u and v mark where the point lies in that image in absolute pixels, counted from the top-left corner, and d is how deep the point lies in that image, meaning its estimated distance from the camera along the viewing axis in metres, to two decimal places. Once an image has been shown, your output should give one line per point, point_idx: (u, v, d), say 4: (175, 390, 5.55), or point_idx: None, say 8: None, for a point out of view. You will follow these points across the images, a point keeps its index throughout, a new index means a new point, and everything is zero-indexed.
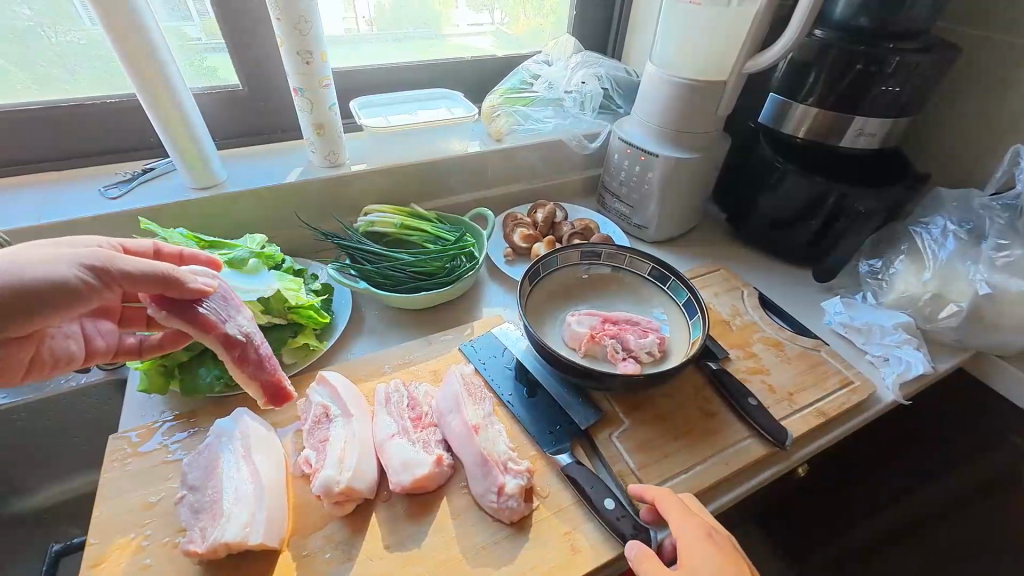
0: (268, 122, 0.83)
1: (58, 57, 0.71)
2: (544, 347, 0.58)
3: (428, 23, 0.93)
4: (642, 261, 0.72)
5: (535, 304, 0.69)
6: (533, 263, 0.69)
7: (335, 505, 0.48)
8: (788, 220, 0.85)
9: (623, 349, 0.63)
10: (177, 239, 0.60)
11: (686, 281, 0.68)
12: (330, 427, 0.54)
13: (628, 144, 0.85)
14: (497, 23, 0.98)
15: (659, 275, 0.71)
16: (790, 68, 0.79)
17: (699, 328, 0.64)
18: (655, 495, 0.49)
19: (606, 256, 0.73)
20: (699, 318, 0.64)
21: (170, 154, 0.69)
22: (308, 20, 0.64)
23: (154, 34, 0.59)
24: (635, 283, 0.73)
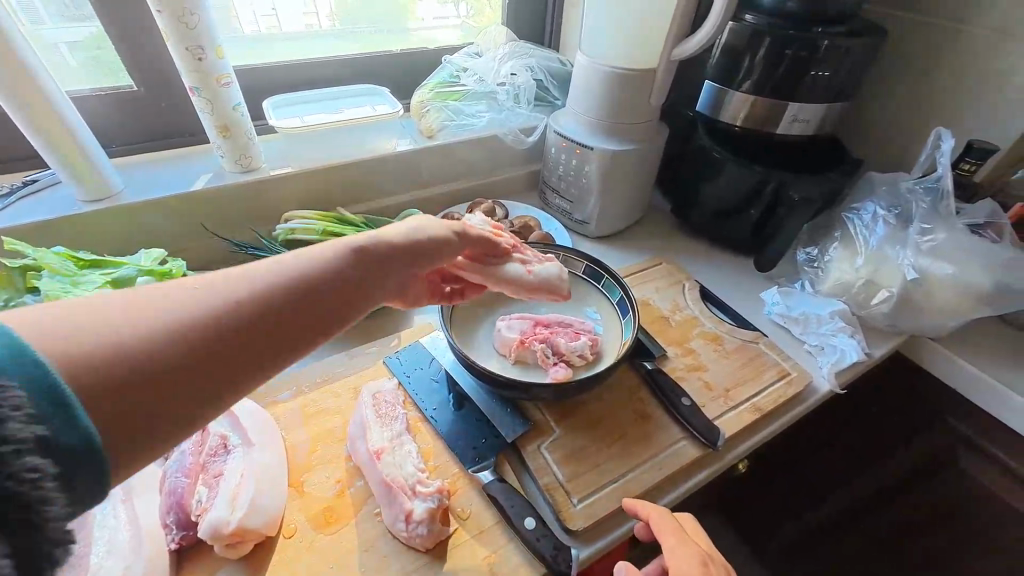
0: (176, 124, 0.77)
1: None
2: (465, 358, 0.55)
3: (395, 19, 0.90)
4: (575, 260, 0.69)
5: (463, 309, 0.66)
6: None
7: (228, 547, 0.44)
8: (728, 210, 0.83)
9: (552, 353, 0.60)
10: (50, 258, 0.54)
11: (619, 279, 0.65)
12: (227, 459, 0.50)
13: (564, 137, 0.82)
14: (463, 16, 0.97)
15: (592, 274, 0.68)
16: (724, 55, 0.77)
17: (631, 327, 0.62)
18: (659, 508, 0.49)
19: (538, 255, 0.70)
20: (631, 318, 0.62)
21: (52, 164, 0.62)
22: (196, 12, 0.58)
23: (19, 35, 0.52)
24: (570, 282, 0.71)
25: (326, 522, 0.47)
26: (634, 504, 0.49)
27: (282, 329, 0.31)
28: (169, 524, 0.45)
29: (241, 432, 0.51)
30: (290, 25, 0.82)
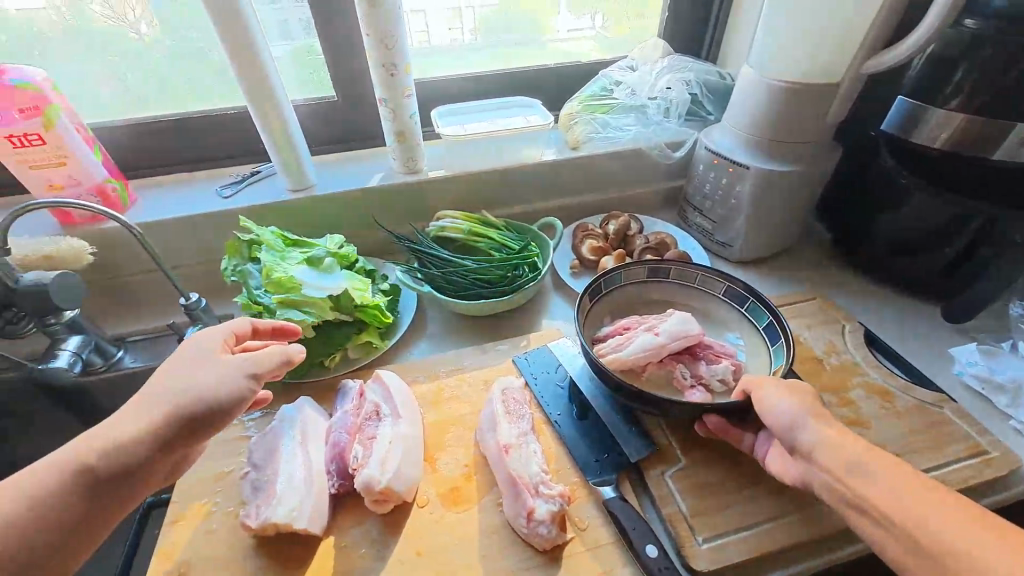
0: (360, 129, 0.90)
1: (216, 76, 0.81)
2: (600, 366, 0.54)
3: (532, 30, 0.94)
4: (715, 281, 0.65)
5: (594, 321, 0.64)
6: (593, 279, 0.64)
7: (375, 502, 0.49)
8: (913, 246, 0.71)
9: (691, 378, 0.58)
10: (266, 235, 0.66)
11: (767, 304, 0.60)
12: (378, 426, 0.56)
13: (715, 154, 0.78)
14: (599, 27, 0.96)
15: (735, 295, 0.64)
16: (929, 65, 0.66)
17: (783, 355, 0.56)
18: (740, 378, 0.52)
19: (673, 273, 0.67)
20: (783, 344, 0.57)
21: (273, 160, 0.77)
22: (394, 35, 0.67)
23: (266, 58, 0.66)
24: (707, 305, 0.67)
25: (453, 501, 0.51)
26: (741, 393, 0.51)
27: (136, 475, 0.40)
28: (331, 471, 0.53)
29: (390, 403, 0.58)
30: (437, 38, 0.90)
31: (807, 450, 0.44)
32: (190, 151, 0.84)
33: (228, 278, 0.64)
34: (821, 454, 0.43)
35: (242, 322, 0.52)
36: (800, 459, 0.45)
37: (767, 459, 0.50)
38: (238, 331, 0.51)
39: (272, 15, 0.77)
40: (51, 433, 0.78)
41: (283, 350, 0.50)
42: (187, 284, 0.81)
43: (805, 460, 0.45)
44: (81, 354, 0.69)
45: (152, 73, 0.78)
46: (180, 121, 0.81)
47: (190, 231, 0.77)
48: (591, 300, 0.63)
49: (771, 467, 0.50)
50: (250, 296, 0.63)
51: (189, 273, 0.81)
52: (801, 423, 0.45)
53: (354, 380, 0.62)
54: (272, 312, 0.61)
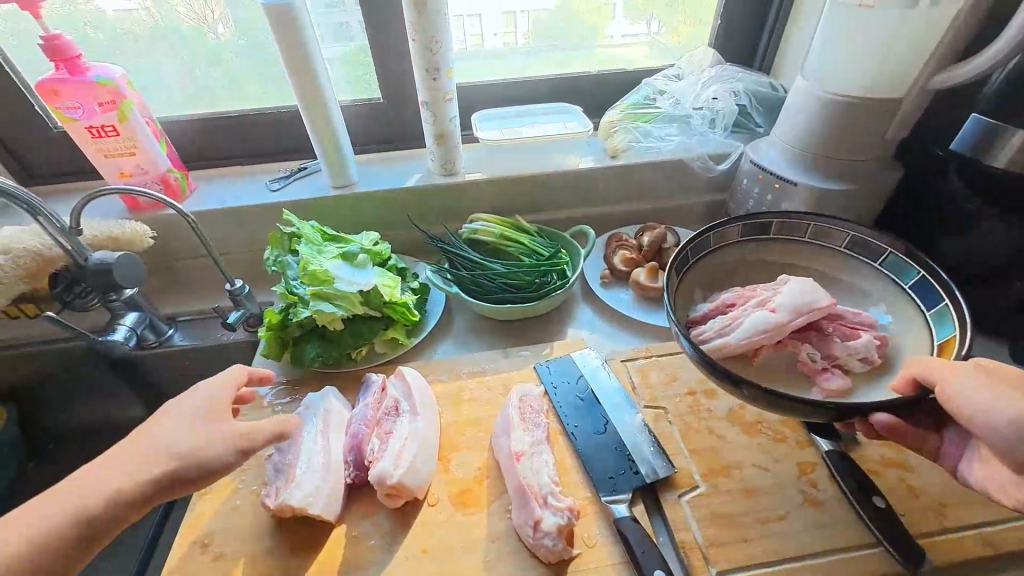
0: (404, 130, 0.92)
1: (274, 77, 0.86)
2: (700, 360, 0.48)
3: (586, 38, 0.93)
4: (837, 232, 0.60)
5: (685, 295, 0.59)
6: (682, 247, 0.58)
7: (387, 497, 0.51)
8: (979, 278, 0.66)
9: (820, 360, 0.54)
10: (307, 229, 0.69)
11: (915, 255, 0.54)
12: (396, 421, 0.57)
13: (761, 168, 0.75)
14: (654, 32, 0.94)
15: (866, 250, 0.59)
16: (1008, 82, 0.60)
17: (951, 322, 0.51)
18: (906, 365, 0.44)
19: (780, 229, 0.61)
20: (948, 307, 0.51)
21: (319, 158, 0.80)
22: (439, 40, 0.69)
23: (318, 60, 0.70)
24: (827, 258, 0.62)
25: (463, 503, 0.52)
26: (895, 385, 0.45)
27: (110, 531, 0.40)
28: (349, 461, 0.54)
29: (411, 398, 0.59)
30: (491, 42, 0.91)
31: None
32: (244, 146, 0.89)
33: (269, 268, 0.67)
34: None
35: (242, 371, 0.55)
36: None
37: (965, 471, 0.44)
38: (238, 380, 0.54)
39: (328, 20, 0.81)
40: (107, 399, 0.85)
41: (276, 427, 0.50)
42: (234, 270, 0.86)
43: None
44: (136, 330, 0.74)
45: (219, 72, 0.84)
46: (239, 118, 0.86)
47: (239, 221, 0.81)
48: (681, 274, 0.57)
49: (977, 479, 0.43)
50: (287, 287, 0.65)
51: (237, 260, 0.86)
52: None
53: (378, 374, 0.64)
54: (305, 303, 0.63)
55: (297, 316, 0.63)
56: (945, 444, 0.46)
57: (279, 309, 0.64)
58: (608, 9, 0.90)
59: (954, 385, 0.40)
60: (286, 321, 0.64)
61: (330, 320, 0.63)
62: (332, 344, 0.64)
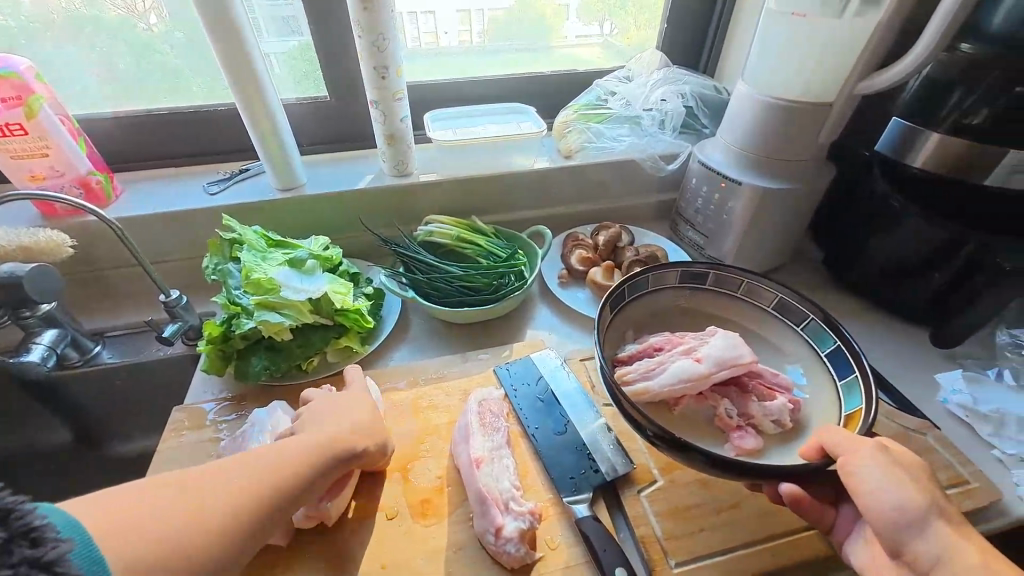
0: (354, 130, 0.89)
1: (208, 72, 0.80)
2: (622, 407, 0.48)
3: (542, 36, 0.94)
4: (764, 292, 0.61)
5: (616, 333, 0.60)
6: (618, 286, 0.59)
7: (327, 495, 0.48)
8: (902, 268, 0.71)
9: (735, 415, 0.54)
10: (249, 235, 0.65)
11: (836, 326, 0.55)
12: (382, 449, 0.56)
13: (708, 168, 0.77)
14: (608, 34, 0.96)
15: (783, 309, 0.60)
16: (923, 89, 0.65)
17: (858, 395, 0.51)
18: (819, 433, 0.44)
19: (714, 279, 0.63)
20: (856, 380, 0.52)
21: (262, 159, 0.76)
22: (386, 38, 0.67)
23: (257, 57, 0.66)
24: (753, 315, 0.63)
25: (423, 514, 0.50)
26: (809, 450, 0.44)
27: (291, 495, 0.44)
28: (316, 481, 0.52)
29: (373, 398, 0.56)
30: (448, 40, 0.90)
31: (920, 561, 0.37)
32: (178, 146, 0.83)
33: (208, 277, 0.63)
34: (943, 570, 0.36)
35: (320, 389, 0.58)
36: (904, 563, 0.39)
37: (850, 550, 0.45)
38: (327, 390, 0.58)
39: (264, 14, 0.77)
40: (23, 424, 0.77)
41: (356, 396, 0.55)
42: (172, 280, 0.80)
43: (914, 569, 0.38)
44: (56, 348, 0.68)
45: (148, 65, 0.77)
46: (171, 116, 0.80)
47: (173, 226, 0.76)
48: (615, 311, 0.58)
49: (857, 561, 0.44)
50: (228, 296, 0.61)
51: (174, 268, 0.80)
52: (913, 524, 0.37)
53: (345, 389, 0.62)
54: (249, 314, 0.60)
55: (240, 327, 0.59)
56: (839, 518, 0.46)
57: (220, 320, 0.60)
58: (563, 10, 0.91)
59: (858, 466, 0.40)
60: (229, 333, 0.60)
61: (276, 331, 0.60)
62: (280, 355, 0.61)
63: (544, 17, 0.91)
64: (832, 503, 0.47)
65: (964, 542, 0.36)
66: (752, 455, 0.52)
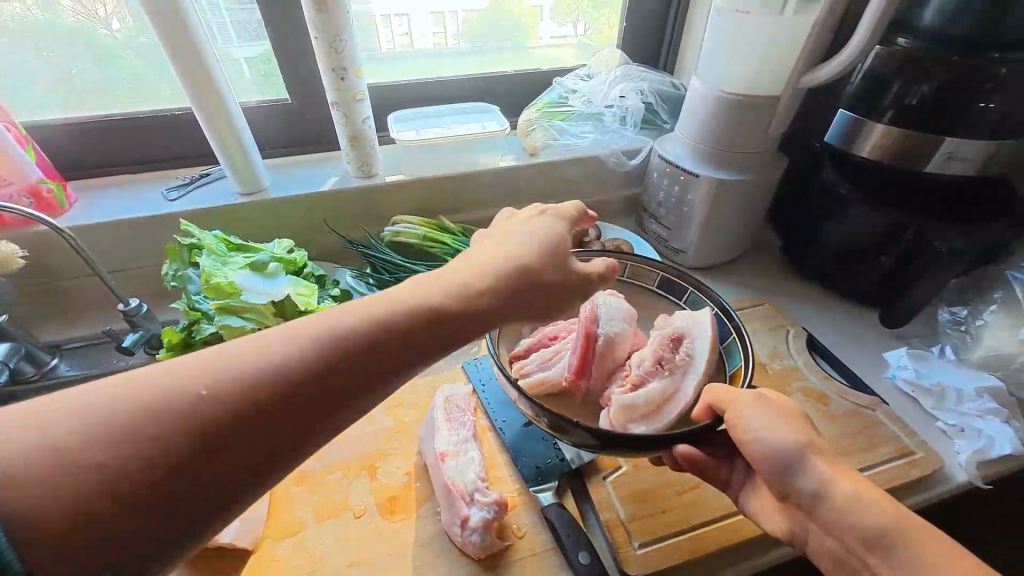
0: (317, 132, 0.89)
1: (165, 77, 0.79)
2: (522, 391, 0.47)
3: (518, 36, 0.95)
4: (648, 271, 0.60)
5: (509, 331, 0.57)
6: None
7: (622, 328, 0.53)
8: (852, 252, 0.74)
9: (644, 367, 0.50)
10: (208, 239, 0.64)
11: (712, 295, 0.55)
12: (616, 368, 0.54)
13: (668, 163, 0.79)
14: (582, 34, 0.97)
15: (669, 287, 0.59)
16: (865, 80, 0.68)
17: (737, 353, 0.51)
18: (709, 392, 0.45)
19: (630, 270, 0.60)
20: (734, 341, 0.51)
21: (222, 163, 0.75)
22: (343, 38, 0.67)
23: (213, 61, 0.65)
24: (641, 295, 0.62)
25: (391, 510, 0.50)
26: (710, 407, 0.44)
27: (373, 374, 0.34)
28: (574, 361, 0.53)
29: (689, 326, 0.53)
30: (420, 41, 0.91)
31: (805, 500, 0.39)
32: (138, 152, 0.82)
33: (168, 284, 0.62)
34: (826, 507, 0.37)
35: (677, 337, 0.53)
36: (793, 505, 0.40)
37: (743, 502, 0.46)
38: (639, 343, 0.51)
39: (227, 15, 0.76)
40: None
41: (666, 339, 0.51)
42: (132, 289, 0.78)
43: (800, 510, 0.40)
44: (8, 362, 0.65)
45: (105, 70, 0.76)
46: (128, 122, 0.78)
47: (130, 234, 0.74)
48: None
49: (752, 511, 0.45)
50: (189, 302, 0.60)
51: (133, 277, 0.78)
52: (796, 462, 0.39)
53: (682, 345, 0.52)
54: (210, 319, 0.59)
55: (202, 333, 0.58)
56: (733, 473, 0.47)
57: (181, 327, 0.59)
58: (537, 10, 0.93)
59: (741, 410, 0.42)
60: (190, 339, 0.59)
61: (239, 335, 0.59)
62: None
63: (515, 18, 0.92)
64: (727, 459, 0.47)
65: (837, 472, 0.38)
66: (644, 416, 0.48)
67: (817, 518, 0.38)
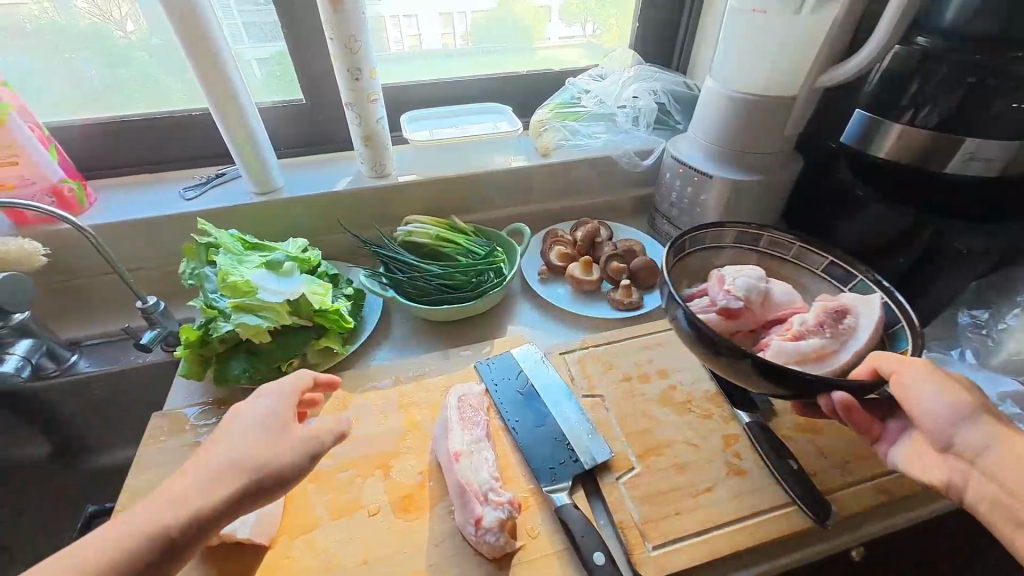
0: (331, 133, 0.89)
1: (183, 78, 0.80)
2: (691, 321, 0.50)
3: (523, 38, 0.95)
4: (815, 255, 0.61)
5: (673, 281, 0.60)
6: (679, 235, 0.60)
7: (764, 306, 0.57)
8: (868, 253, 0.74)
9: (805, 326, 0.53)
10: (225, 238, 0.65)
11: (880, 282, 0.55)
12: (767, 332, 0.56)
13: (681, 163, 0.79)
14: (590, 35, 0.97)
15: (843, 274, 0.60)
16: (883, 80, 0.67)
17: (905, 338, 0.51)
18: (869, 357, 0.45)
19: (795, 252, 0.63)
20: (902, 327, 0.52)
21: (238, 164, 0.76)
22: (358, 39, 0.67)
23: (230, 62, 0.66)
24: (808, 280, 0.63)
25: (404, 509, 0.51)
26: (869, 368, 0.45)
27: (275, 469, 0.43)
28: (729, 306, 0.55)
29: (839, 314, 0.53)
30: (429, 44, 0.91)
31: (968, 451, 0.41)
32: (154, 152, 0.83)
33: (185, 282, 0.63)
34: (993, 456, 0.39)
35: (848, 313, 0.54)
36: (954, 457, 0.42)
37: (893, 455, 0.48)
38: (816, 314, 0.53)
39: (237, 17, 0.77)
40: None
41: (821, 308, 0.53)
42: (149, 287, 0.80)
43: (964, 461, 0.41)
44: (31, 359, 0.67)
45: (125, 72, 0.77)
46: (147, 123, 0.79)
47: (147, 233, 0.75)
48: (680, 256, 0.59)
49: (903, 462, 0.47)
50: (206, 299, 0.61)
51: (149, 276, 0.79)
52: (961, 420, 0.41)
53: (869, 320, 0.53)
54: (226, 317, 0.59)
55: (218, 331, 0.59)
56: (885, 432, 0.49)
57: (198, 325, 0.60)
58: (544, 11, 0.93)
59: (907, 380, 0.43)
60: (207, 337, 0.59)
61: (255, 333, 0.60)
62: (259, 357, 0.61)
63: (527, 19, 0.93)
64: (882, 415, 0.49)
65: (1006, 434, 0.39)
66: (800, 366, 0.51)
67: (982, 471, 0.40)
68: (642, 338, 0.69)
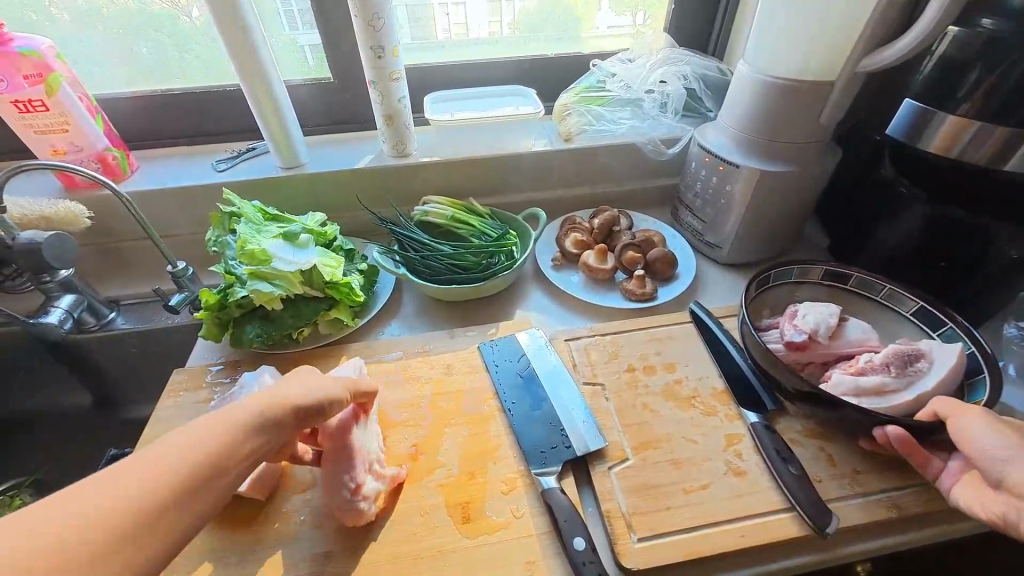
0: (357, 112, 0.91)
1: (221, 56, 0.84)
2: (758, 346, 0.57)
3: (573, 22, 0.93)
4: (906, 298, 0.61)
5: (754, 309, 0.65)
6: (765, 267, 0.64)
7: (832, 340, 0.59)
8: (909, 255, 0.69)
9: (872, 362, 0.55)
10: (247, 209, 0.68)
11: (970, 332, 0.54)
12: (839, 367, 0.57)
13: (707, 152, 0.75)
14: (640, 24, 0.94)
15: (928, 318, 0.59)
16: (937, 68, 0.59)
17: (982, 390, 0.51)
18: (931, 401, 0.47)
19: (886, 294, 0.63)
20: (983, 377, 0.51)
21: (266, 138, 0.79)
22: (380, 16, 0.68)
23: (258, 38, 0.68)
24: (889, 322, 0.63)
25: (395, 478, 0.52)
26: (941, 406, 0.46)
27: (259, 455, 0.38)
28: (788, 335, 0.60)
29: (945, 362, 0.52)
30: (473, 32, 0.92)
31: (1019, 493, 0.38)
32: (191, 126, 0.87)
33: (210, 248, 0.66)
34: None
35: (923, 358, 0.54)
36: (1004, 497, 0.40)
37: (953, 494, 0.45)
38: (883, 355, 0.54)
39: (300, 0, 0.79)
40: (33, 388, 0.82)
41: (892, 351, 0.54)
42: (181, 253, 0.84)
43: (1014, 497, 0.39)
44: (72, 312, 0.73)
45: (172, 48, 0.81)
46: (186, 97, 0.83)
47: (181, 201, 0.79)
48: (759, 288, 0.64)
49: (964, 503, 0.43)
50: (226, 266, 0.64)
51: (180, 241, 0.84)
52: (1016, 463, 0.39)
53: (936, 363, 0.53)
54: (242, 283, 0.62)
55: (234, 296, 0.62)
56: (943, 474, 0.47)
57: (217, 289, 0.63)
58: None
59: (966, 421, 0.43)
60: (224, 301, 0.62)
61: (267, 300, 0.62)
62: (272, 324, 0.64)
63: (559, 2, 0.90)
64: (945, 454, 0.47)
65: None
66: (861, 397, 0.52)
67: None
68: (649, 330, 0.67)
